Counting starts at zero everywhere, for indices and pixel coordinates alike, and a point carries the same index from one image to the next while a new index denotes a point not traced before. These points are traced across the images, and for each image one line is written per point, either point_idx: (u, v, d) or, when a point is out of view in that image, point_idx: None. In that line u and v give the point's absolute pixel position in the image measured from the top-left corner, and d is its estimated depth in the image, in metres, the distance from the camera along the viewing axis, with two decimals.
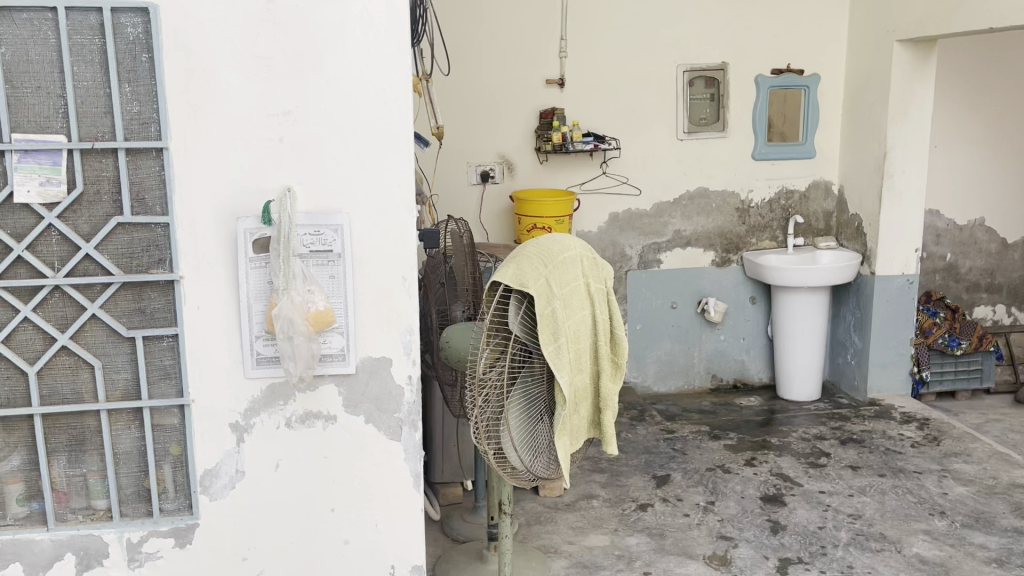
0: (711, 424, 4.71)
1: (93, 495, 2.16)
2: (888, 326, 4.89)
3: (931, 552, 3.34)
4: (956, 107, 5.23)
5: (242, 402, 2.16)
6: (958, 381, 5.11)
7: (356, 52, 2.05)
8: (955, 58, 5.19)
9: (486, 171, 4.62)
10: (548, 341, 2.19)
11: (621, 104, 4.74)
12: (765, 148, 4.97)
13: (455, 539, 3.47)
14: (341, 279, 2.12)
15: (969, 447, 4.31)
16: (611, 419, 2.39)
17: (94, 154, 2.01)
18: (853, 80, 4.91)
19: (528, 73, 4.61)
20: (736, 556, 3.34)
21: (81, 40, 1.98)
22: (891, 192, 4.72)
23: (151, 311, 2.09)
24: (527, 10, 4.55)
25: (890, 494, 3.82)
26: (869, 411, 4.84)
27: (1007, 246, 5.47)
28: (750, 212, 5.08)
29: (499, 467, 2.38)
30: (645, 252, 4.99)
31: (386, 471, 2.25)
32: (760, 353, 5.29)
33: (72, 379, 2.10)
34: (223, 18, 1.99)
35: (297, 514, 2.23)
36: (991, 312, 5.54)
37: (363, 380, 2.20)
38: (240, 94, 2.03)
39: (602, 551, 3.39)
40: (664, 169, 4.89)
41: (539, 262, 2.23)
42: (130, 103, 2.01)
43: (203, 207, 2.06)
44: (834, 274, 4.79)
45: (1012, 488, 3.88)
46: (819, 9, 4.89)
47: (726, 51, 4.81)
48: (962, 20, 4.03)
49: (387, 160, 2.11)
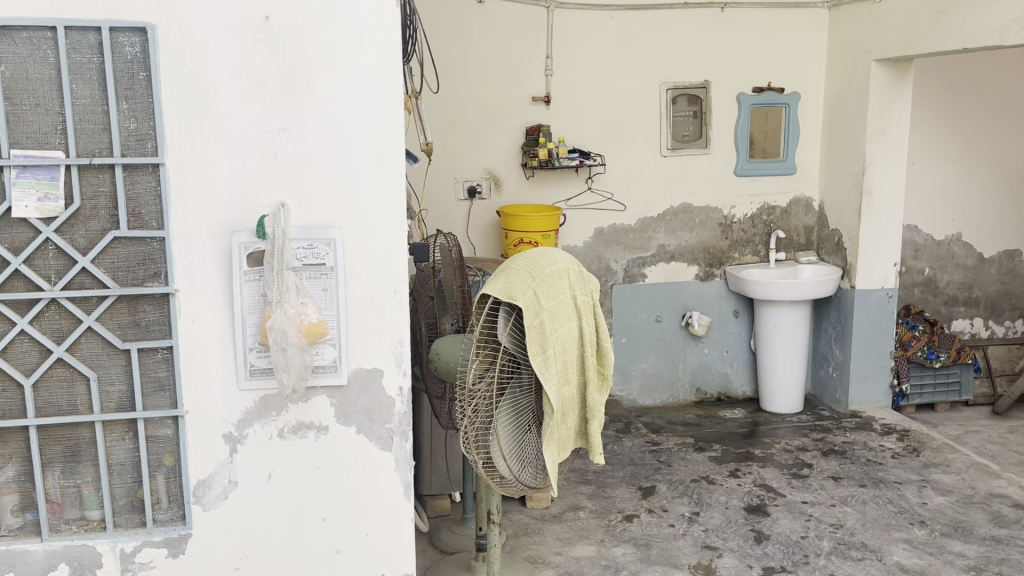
0: (696, 436, 4.77)
1: (87, 505, 2.19)
2: (869, 339, 4.98)
3: (911, 560, 3.41)
4: (930, 125, 5.35)
5: (235, 413, 2.19)
6: (937, 393, 5.22)
7: (348, 72, 2.11)
8: (930, 77, 5.32)
9: (473, 187, 4.68)
10: (536, 353, 2.23)
11: (606, 120, 4.83)
12: (747, 164, 5.07)
13: (442, 550, 3.51)
14: (333, 292, 2.17)
15: (948, 457, 4.40)
16: (597, 429, 2.44)
17: (91, 170, 2.05)
18: (832, 99, 5.02)
19: (514, 90, 4.68)
20: (720, 565, 3.39)
21: (80, 58, 2.02)
22: (870, 208, 4.82)
23: (146, 324, 2.13)
24: (514, 27, 4.61)
25: (871, 504, 3.89)
26: (851, 422, 4.91)
27: (984, 261, 5.58)
28: (732, 227, 5.17)
29: (488, 476, 2.42)
30: (630, 266, 5.07)
31: (376, 481, 2.29)
32: (743, 366, 5.37)
33: (68, 391, 2.13)
34: (220, 37, 2.04)
35: (289, 523, 2.26)
36: (969, 324, 5.65)
37: (355, 391, 2.24)
38: (236, 110, 2.08)
39: (589, 561, 3.43)
40: (648, 186, 4.97)
41: (527, 275, 2.29)
42: (127, 120, 2.05)
43: (199, 222, 2.10)
44: (817, 289, 4.88)
45: (990, 497, 3.95)
46: (798, 29, 4.99)
47: (707, 69, 4.91)
48: (938, 41, 4.15)
49: (379, 175, 2.16)
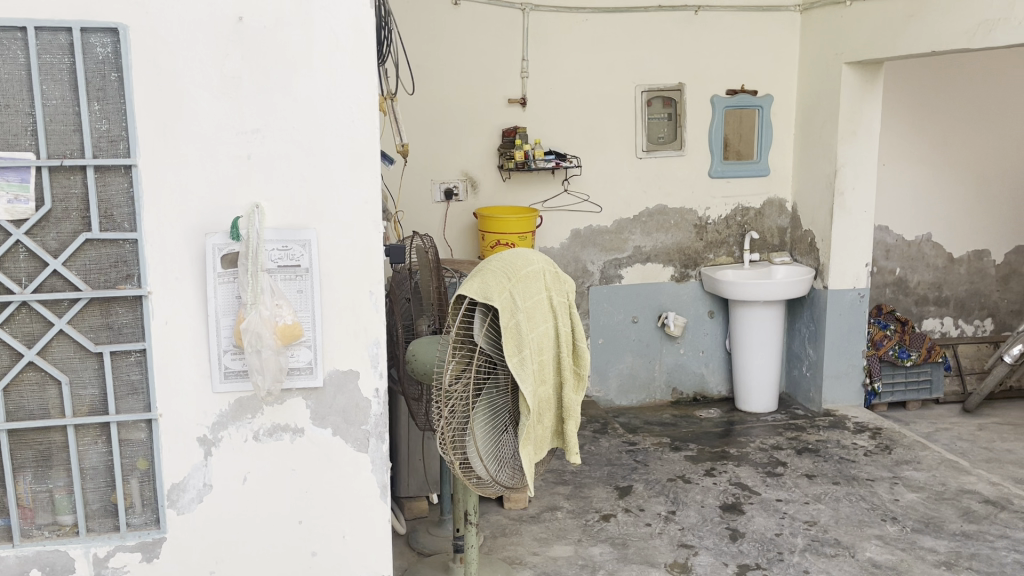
0: (672, 435, 4.80)
1: (58, 509, 2.16)
2: (842, 338, 5.04)
3: (884, 556, 3.46)
4: (901, 126, 5.43)
5: (210, 416, 2.18)
6: (908, 392, 5.29)
7: (322, 73, 2.11)
8: (901, 79, 5.41)
9: (449, 190, 4.68)
10: (513, 353, 2.24)
11: (581, 123, 4.85)
12: (721, 166, 5.12)
13: (420, 552, 3.50)
14: (308, 294, 2.16)
15: (919, 455, 4.46)
16: (574, 429, 2.46)
17: (62, 171, 2.04)
18: (805, 101, 5.08)
19: (490, 92, 4.69)
20: (695, 563, 3.42)
21: (50, 59, 2.00)
22: (842, 209, 4.88)
23: (119, 326, 2.11)
24: (490, 29, 4.62)
25: (844, 501, 3.94)
26: (824, 421, 4.97)
27: (953, 261, 5.67)
28: (707, 229, 5.21)
29: (465, 477, 2.43)
30: (607, 267, 5.09)
31: (352, 483, 2.29)
32: (719, 366, 5.41)
33: (39, 395, 2.11)
34: (192, 38, 2.03)
35: (264, 526, 2.25)
36: (939, 324, 5.74)
37: (330, 393, 2.23)
38: (209, 110, 2.07)
39: (567, 560, 3.44)
40: (624, 187, 5.00)
41: (502, 276, 2.30)
42: (98, 121, 2.04)
43: (172, 224, 2.09)
44: (790, 289, 4.93)
45: (960, 493, 4.02)
46: (771, 32, 5.05)
47: (681, 72, 4.95)
48: (906, 45, 4.22)
49: (354, 176, 2.16)
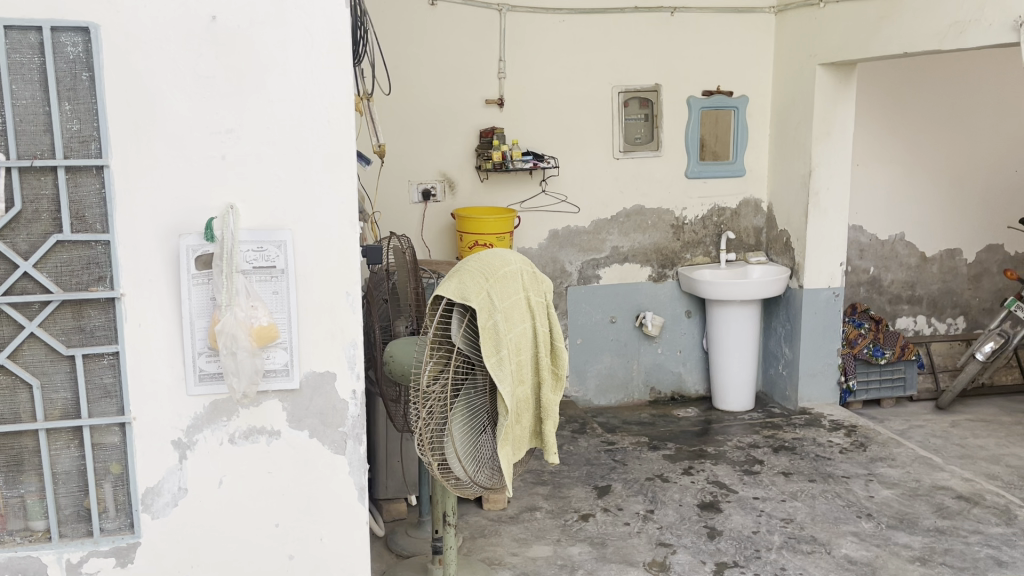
0: (651, 435, 4.82)
1: (31, 515, 2.13)
2: (817, 337, 5.09)
3: (859, 553, 3.49)
4: (874, 127, 5.50)
5: (185, 420, 2.16)
6: (883, 389, 5.32)
7: (297, 73, 2.09)
8: (874, 80, 5.47)
9: (427, 190, 4.68)
10: (491, 353, 2.24)
11: (558, 123, 4.86)
12: (698, 166, 5.15)
13: (399, 555, 3.49)
14: (284, 295, 2.15)
15: (893, 452, 4.51)
16: (552, 429, 2.46)
17: (33, 172, 2.01)
18: (780, 102, 5.12)
19: (467, 93, 4.68)
20: (674, 562, 3.43)
21: (20, 58, 1.97)
22: (816, 209, 4.93)
23: (91, 329, 2.08)
24: (467, 29, 4.62)
25: (820, 499, 3.97)
26: (801, 419, 5.01)
27: (926, 260, 5.74)
28: (684, 228, 5.24)
29: (443, 478, 2.42)
30: (585, 267, 5.10)
31: (329, 486, 2.27)
32: (696, 365, 5.45)
33: (10, 399, 2.07)
34: (165, 37, 2.01)
35: (240, 529, 2.24)
36: (912, 322, 5.81)
37: (307, 395, 2.22)
38: (182, 111, 2.05)
39: (546, 560, 3.45)
40: (601, 188, 5.02)
41: (479, 276, 2.30)
42: (70, 121, 2.01)
43: (145, 225, 2.07)
44: (766, 288, 4.98)
45: (933, 490, 4.07)
46: (746, 34, 5.08)
47: (657, 72, 4.98)
48: (879, 45, 4.27)
49: (329, 176, 2.15)
